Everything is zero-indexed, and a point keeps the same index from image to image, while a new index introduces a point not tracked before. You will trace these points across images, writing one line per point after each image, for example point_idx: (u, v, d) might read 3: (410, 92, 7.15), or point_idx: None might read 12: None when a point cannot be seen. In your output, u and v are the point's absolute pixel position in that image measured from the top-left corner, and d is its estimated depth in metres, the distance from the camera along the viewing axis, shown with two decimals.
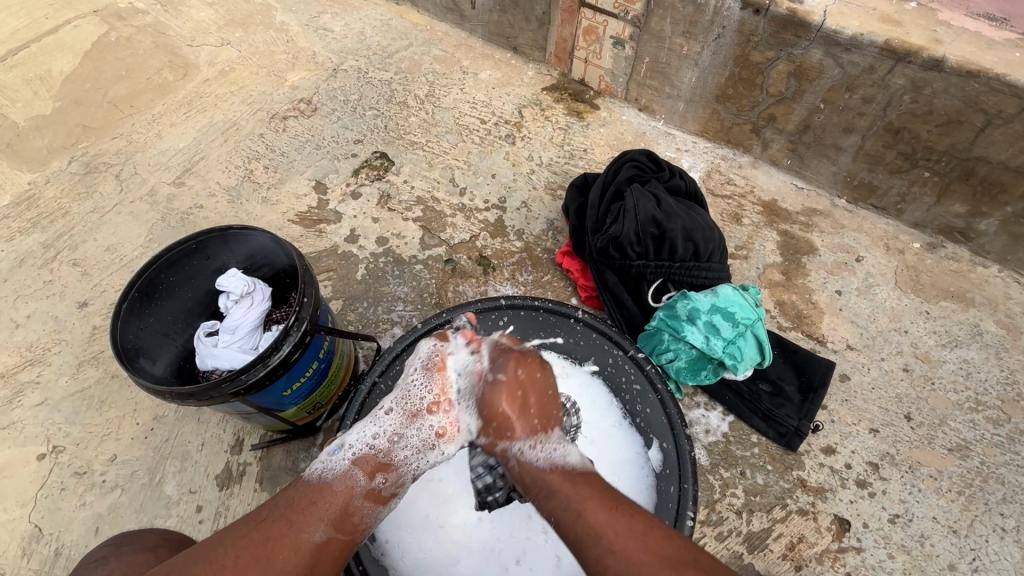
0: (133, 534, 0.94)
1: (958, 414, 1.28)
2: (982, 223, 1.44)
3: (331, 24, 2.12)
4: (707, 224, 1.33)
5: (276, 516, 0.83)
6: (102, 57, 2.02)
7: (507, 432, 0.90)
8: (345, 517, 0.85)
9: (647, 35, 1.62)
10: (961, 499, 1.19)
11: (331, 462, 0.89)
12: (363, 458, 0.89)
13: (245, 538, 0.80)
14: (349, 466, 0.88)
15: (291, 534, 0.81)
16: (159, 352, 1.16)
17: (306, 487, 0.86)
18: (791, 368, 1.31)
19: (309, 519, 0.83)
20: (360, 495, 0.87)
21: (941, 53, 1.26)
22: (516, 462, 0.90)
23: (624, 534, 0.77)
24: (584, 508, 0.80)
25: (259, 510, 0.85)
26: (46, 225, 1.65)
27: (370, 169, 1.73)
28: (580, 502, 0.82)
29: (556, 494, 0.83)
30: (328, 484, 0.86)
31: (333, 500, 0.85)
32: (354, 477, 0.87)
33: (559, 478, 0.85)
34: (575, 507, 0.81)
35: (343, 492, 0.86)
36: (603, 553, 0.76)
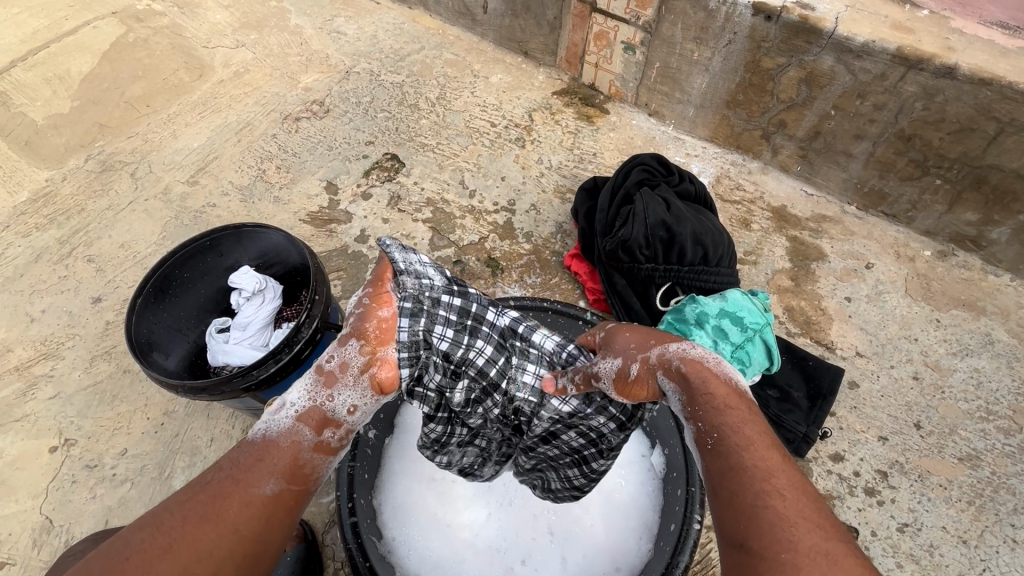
0: (107, 532, 1.03)
1: (969, 423, 1.27)
2: (994, 232, 1.44)
3: (345, 27, 2.15)
4: (717, 228, 1.33)
5: (221, 477, 0.68)
6: (120, 57, 2.06)
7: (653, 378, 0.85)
8: (298, 469, 0.71)
9: (658, 40, 1.63)
10: (971, 509, 1.18)
11: (276, 415, 0.74)
12: (308, 411, 0.75)
13: (184, 502, 0.65)
14: (294, 421, 0.74)
15: (241, 489, 0.67)
16: (171, 347, 1.17)
17: (249, 446, 0.72)
18: (800, 375, 1.30)
19: (258, 475, 0.68)
20: (309, 448, 0.73)
21: (953, 60, 1.26)
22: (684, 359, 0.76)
23: (793, 485, 0.63)
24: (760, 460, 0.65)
25: (200, 476, 0.69)
26: (62, 221, 1.67)
27: (381, 170, 1.74)
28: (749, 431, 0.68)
29: (726, 411, 0.70)
30: (273, 441, 0.72)
31: (280, 454, 0.71)
32: (299, 432, 0.73)
33: (730, 393, 0.73)
34: (741, 439, 0.67)
35: (291, 447, 0.72)
36: (768, 485, 0.62)
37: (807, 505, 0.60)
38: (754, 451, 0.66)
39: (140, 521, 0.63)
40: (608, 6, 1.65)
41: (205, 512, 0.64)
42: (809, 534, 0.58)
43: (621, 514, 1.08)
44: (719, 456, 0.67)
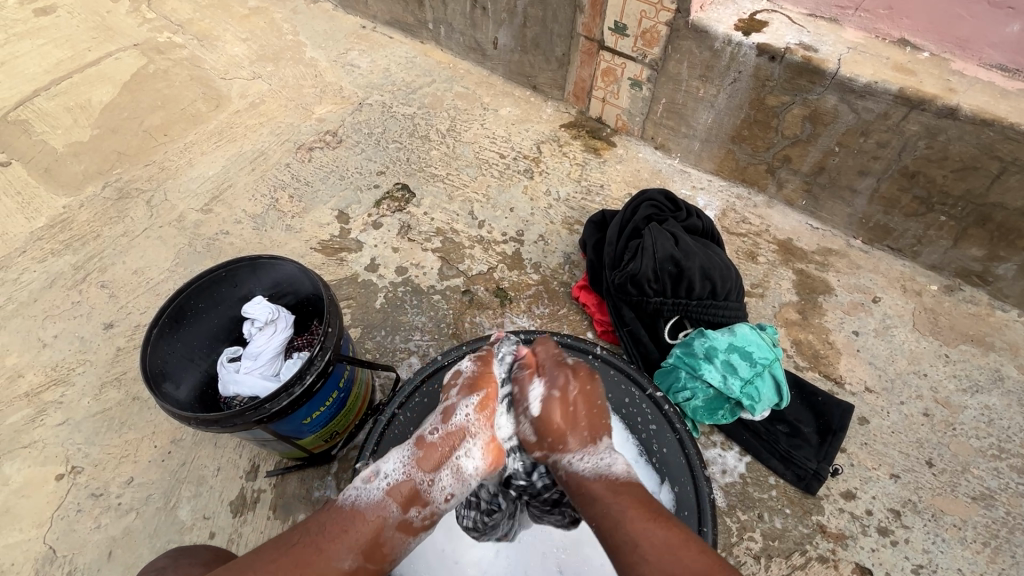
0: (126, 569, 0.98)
1: (981, 462, 1.26)
2: (1000, 268, 1.45)
3: (358, 60, 2.21)
4: (725, 263, 1.34)
5: (308, 540, 0.81)
6: (140, 88, 2.12)
7: (560, 444, 0.94)
8: (374, 547, 0.84)
9: (664, 77, 1.67)
10: (987, 551, 1.16)
11: (367, 486, 0.88)
12: (398, 487, 0.87)
13: (275, 562, 0.78)
14: (383, 494, 0.86)
15: (325, 558, 0.80)
16: (183, 377, 1.18)
17: (336, 513, 0.85)
18: (809, 410, 1.30)
19: (339, 548, 0.81)
20: (392, 525, 0.86)
21: (955, 101, 1.29)
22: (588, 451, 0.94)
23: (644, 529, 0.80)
24: (625, 515, 0.82)
25: (290, 533, 0.83)
26: (78, 247, 1.70)
27: (392, 200, 1.77)
28: (585, 486, 0.89)
29: (593, 494, 0.87)
30: (361, 512, 0.85)
31: (364, 527, 0.84)
32: (386, 507, 0.86)
33: (603, 487, 0.87)
34: (604, 495, 0.86)
35: (375, 522, 0.85)
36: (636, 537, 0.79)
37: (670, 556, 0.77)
38: (590, 502, 0.87)
39: (241, 569, 0.78)
40: (616, 44, 1.70)
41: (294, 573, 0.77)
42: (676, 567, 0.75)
43: None
44: (575, 495, 0.90)
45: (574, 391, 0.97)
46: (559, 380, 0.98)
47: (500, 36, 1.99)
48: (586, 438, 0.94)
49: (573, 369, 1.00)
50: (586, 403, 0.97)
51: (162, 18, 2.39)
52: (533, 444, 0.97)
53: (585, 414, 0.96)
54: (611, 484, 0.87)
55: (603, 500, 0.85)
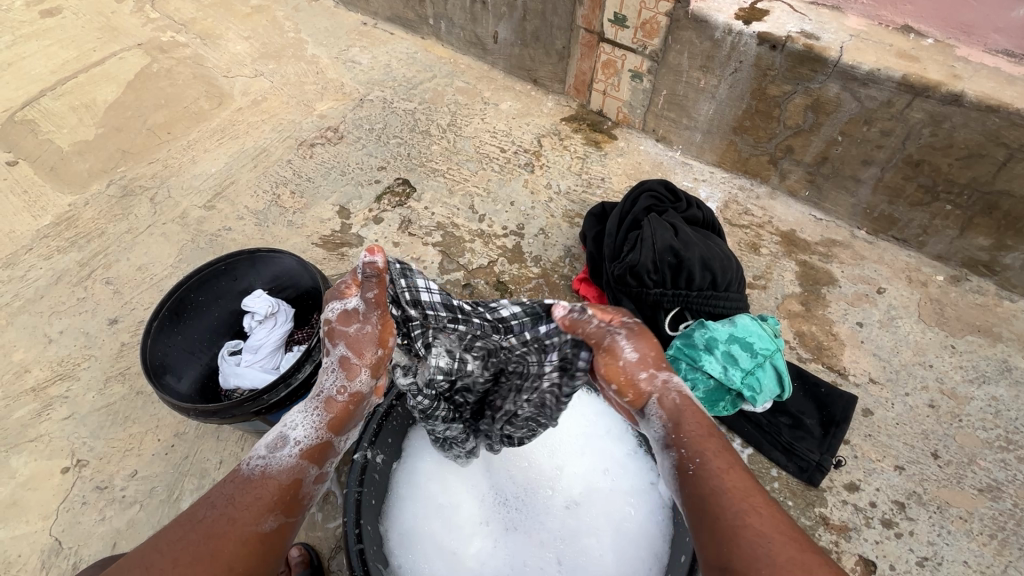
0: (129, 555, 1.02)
1: (988, 453, 1.24)
2: (1007, 257, 1.42)
3: (359, 57, 2.22)
4: (725, 253, 1.33)
5: (215, 515, 0.74)
6: (144, 87, 2.14)
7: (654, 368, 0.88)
8: (295, 501, 0.79)
9: (665, 68, 1.66)
10: (993, 544, 1.14)
11: (275, 453, 0.80)
12: (310, 448, 0.82)
13: (183, 542, 0.71)
14: (296, 460, 0.80)
15: (238, 527, 0.73)
16: (184, 370, 1.19)
17: (243, 483, 0.77)
18: (813, 402, 1.29)
19: (253, 514, 0.74)
20: (312, 480, 0.82)
21: (959, 88, 1.27)
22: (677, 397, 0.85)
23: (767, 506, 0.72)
24: (739, 488, 0.73)
25: (194, 508, 0.75)
26: (83, 244, 1.72)
27: (393, 195, 1.77)
28: (681, 420, 0.82)
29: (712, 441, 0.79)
30: (272, 477, 0.78)
31: (279, 490, 0.77)
32: (303, 469, 0.80)
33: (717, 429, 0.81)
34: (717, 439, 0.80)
35: (292, 483, 0.79)
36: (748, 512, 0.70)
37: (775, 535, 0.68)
38: (699, 449, 0.78)
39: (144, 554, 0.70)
40: (616, 36, 1.69)
41: (205, 552, 0.70)
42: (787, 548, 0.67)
43: (632, 543, 1.05)
44: (678, 422, 0.82)
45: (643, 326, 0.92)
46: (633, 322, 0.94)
47: (500, 30, 1.99)
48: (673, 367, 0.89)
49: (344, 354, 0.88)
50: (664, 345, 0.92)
51: (165, 18, 2.40)
52: (635, 367, 0.87)
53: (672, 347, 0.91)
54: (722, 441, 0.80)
55: (714, 449, 0.78)
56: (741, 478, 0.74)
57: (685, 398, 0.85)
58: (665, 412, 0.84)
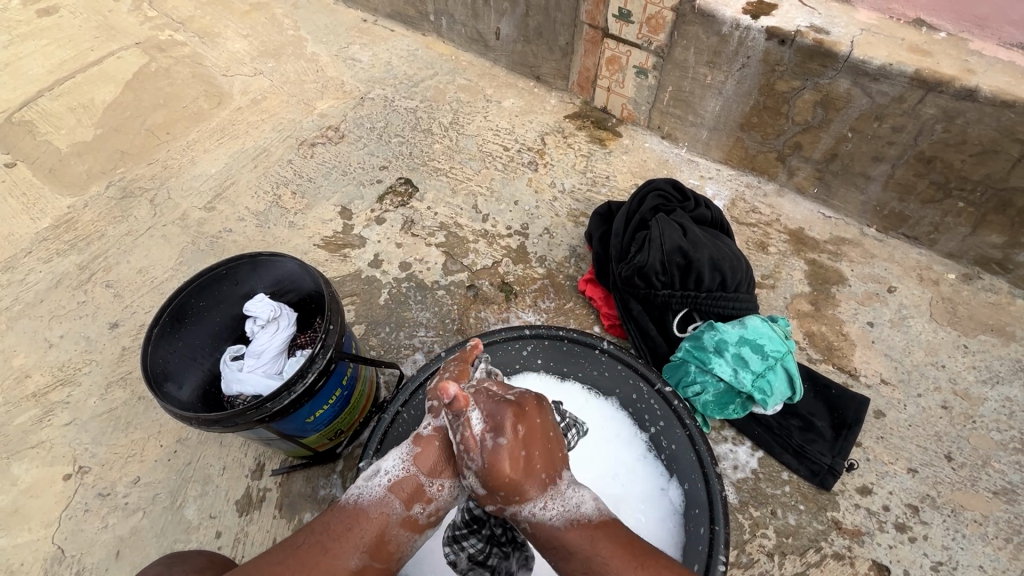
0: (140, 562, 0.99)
1: (1002, 455, 1.22)
2: (1020, 255, 1.40)
3: (360, 54, 2.19)
4: (735, 253, 1.31)
5: (312, 540, 0.78)
6: (142, 86, 2.11)
7: (517, 494, 0.79)
8: (382, 545, 0.79)
9: (670, 64, 1.63)
10: (1009, 547, 1.12)
11: (369, 482, 0.82)
12: (402, 481, 0.81)
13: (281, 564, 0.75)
14: (384, 492, 0.81)
15: (329, 559, 0.75)
16: (186, 376, 1.17)
17: (337, 511, 0.80)
18: (823, 403, 1.27)
19: (344, 548, 0.77)
20: (397, 522, 0.80)
21: (973, 82, 1.25)
22: (527, 522, 0.80)
23: None
24: (612, 567, 0.75)
25: (295, 532, 0.79)
26: (82, 247, 1.70)
27: (395, 195, 1.75)
28: (560, 539, 0.78)
29: (573, 556, 0.77)
30: (364, 509, 0.80)
31: (369, 527, 0.79)
32: (390, 504, 0.80)
33: (575, 534, 0.78)
34: (582, 545, 0.77)
35: (380, 519, 0.80)
36: None
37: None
38: (566, 557, 0.77)
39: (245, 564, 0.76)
40: (620, 32, 1.66)
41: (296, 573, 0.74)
42: None
43: None
44: (545, 548, 0.79)
45: (520, 431, 0.78)
46: (505, 419, 0.78)
47: (502, 26, 1.96)
48: (544, 482, 0.80)
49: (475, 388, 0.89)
50: (529, 444, 0.79)
51: (163, 16, 2.37)
52: (484, 497, 0.81)
53: (534, 452, 0.80)
54: (592, 534, 0.78)
55: (580, 556, 0.76)
56: (614, 558, 0.76)
57: (535, 525, 0.80)
58: (538, 531, 0.80)
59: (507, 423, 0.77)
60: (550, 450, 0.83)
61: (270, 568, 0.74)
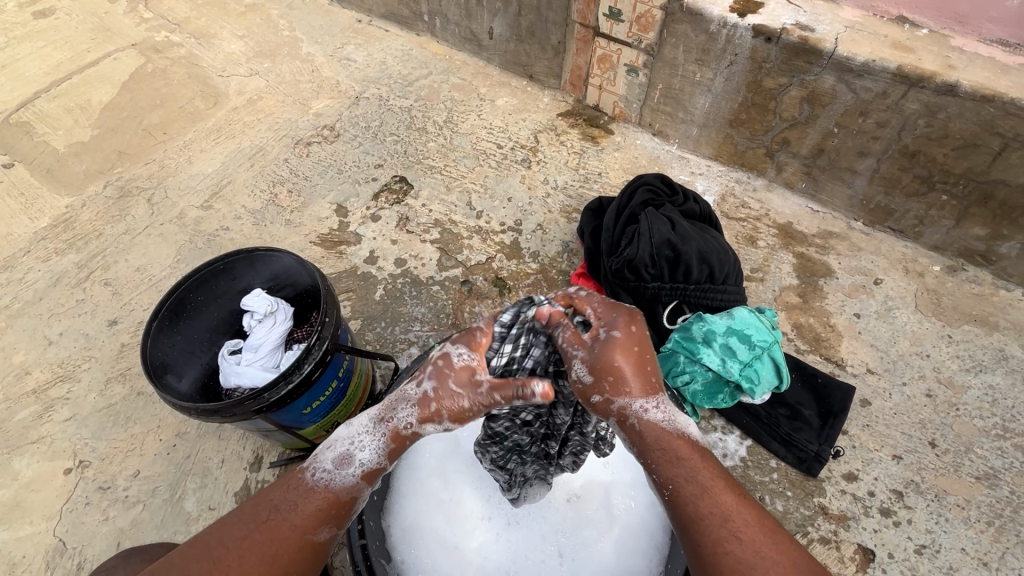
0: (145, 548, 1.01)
1: (985, 441, 1.25)
2: (1003, 246, 1.43)
3: (355, 54, 2.21)
4: (723, 246, 1.34)
5: (279, 519, 0.76)
6: (139, 87, 2.13)
7: (623, 386, 0.81)
8: (350, 516, 0.81)
9: (660, 62, 1.66)
10: (990, 530, 1.15)
11: (339, 469, 0.80)
12: (372, 472, 0.81)
13: (248, 547, 0.74)
14: (357, 480, 0.80)
15: (300, 536, 0.76)
16: (184, 370, 1.19)
17: (305, 492, 0.78)
18: (810, 393, 1.30)
19: (313, 525, 0.77)
20: (362, 500, 0.82)
21: (954, 78, 1.27)
22: (635, 421, 0.80)
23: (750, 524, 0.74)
24: (710, 484, 0.77)
25: (257, 508, 0.77)
26: (80, 246, 1.71)
27: (390, 193, 1.77)
28: (661, 443, 0.79)
29: (680, 462, 0.79)
30: (332, 492, 0.79)
31: (338, 508, 0.79)
32: (360, 489, 0.80)
33: (685, 446, 0.80)
34: (690, 457, 0.79)
35: (349, 500, 0.80)
36: (726, 536, 0.73)
37: (759, 544, 0.73)
38: (672, 461, 0.79)
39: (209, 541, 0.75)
40: (611, 30, 1.68)
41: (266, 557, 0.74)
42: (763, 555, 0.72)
43: (633, 535, 1.06)
44: (649, 449, 0.79)
45: (619, 334, 0.83)
46: (617, 321, 0.85)
47: (495, 26, 1.98)
48: (653, 387, 0.83)
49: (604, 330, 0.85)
50: (642, 348, 0.85)
51: (159, 17, 2.39)
52: (590, 390, 0.82)
53: (642, 359, 0.83)
54: (691, 448, 0.81)
55: (687, 463, 0.79)
56: (712, 481, 0.78)
57: (643, 424, 0.80)
58: (630, 437, 0.80)
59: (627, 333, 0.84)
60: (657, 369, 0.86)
61: (237, 548, 0.74)
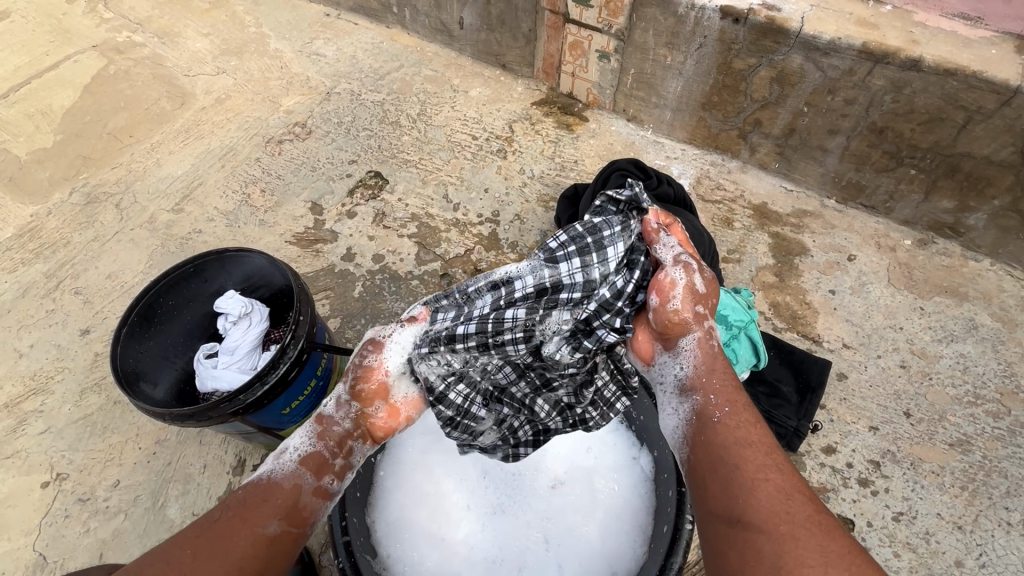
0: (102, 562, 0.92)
1: (957, 409, 1.28)
2: (971, 218, 1.45)
3: (324, 49, 2.18)
4: (697, 228, 1.35)
5: (223, 516, 0.75)
6: (102, 90, 2.07)
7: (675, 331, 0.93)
8: (295, 511, 0.79)
9: (631, 47, 1.66)
10: (965, 495, 1.18)
11: (279, 460, 0.83)
12: (309, 455, 0.84)
13: (198, 539, 0.72)
14: (296, 466, 0.83)
15: (245, 527, 0.74)
16: (159, 376, 1.17)
17: (251, 488, 0.80)
18: (788, 369, 1.32)
19: (260, 515, 0.76)
20: (309, 491, 0.82)
21: (917, 53, 1.29)
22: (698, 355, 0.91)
23: (785, 473, 0.75)
24: (754, 429, 0.82)
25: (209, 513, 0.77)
26: (48, 255, 1.67)
27: (365, 188, 1.75)
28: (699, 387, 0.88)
29: (738, 409, 0.84)
30: (277, 483, 0.81)
31: (282, 496, 0.79)
32: (301, 475, 0.82)
33: (743, 399, 0.86)
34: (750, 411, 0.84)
35: (292, 489, 0.81)
36: (762, 478, 0.74)
37: (794, 486, 0.73)
38: (729, 410, 0.84)
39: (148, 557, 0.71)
40: (581, 16, 1.68)
41: (214, 552, 0.71)
42: (796, 508, 0.70)
43: (617, 517, 1.08)
44: (703, 377, 0.88)
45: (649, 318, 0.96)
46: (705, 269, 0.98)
47: (465, 16, 1.96)
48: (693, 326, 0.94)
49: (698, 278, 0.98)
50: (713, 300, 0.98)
51: (120, 17, 2.33)
52: (676, 308, 0.92)
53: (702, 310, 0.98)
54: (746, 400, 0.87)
55: (741, 411, 0.84)
56: (762, 431, 0.82)
57: (717, 350, 0.92)
58: (699, 356, 0.91)
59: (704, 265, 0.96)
60: None
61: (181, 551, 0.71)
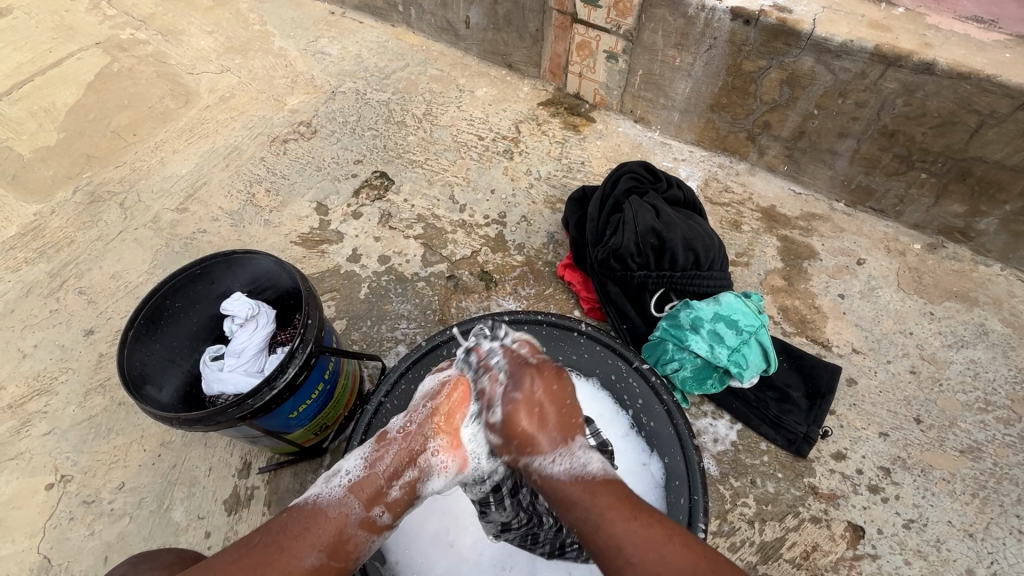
0: (150, 552, 0.90)
1: (968, 415, 1.27)
2: (982, 222, 1.44)
3: (328, 47, 2.16)
4: (707, 232, 1.34)
5: (267, 540, 0.75)
6: (105, 88, 2.06)
7: (531, 447, 0.82)
8: (339, 545, 0.77)
9: (640, 48, 1.64)
10: (975, 502, 1.17)
11: (330, 484, 0.82)
12: (363, 482, 0.80)
13: (235, 564, 0.72)
14: (343, 493, 0.80)
15: (283, 559, 0.73)
16: (165, 379, 1.16)
17: (295, 512, 0.78)
18: (798, 374, 1.31)
19: (301, 545, 0.75)
20: (355, 522, 0.79)
21: (931, 56, 1.28)
22: (538, 475, 0.81)
23: (650, 545, 0.71)
24: (605, 518, 0.74)
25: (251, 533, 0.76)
26: (52, 254, 1.66)
27: (371, 188, 1.74)
28: (564, 494, 0.77)
29: (574, 505, 0.76)
30: (322, 509, 0.78)
31: (326, 526, 0.77)
32: (348, 504, 0.79)
33: (579, 489, 0.77)
34: (581, 496, 0.76)
35: (338, 518, 0.78)
36: (624, 566, 0.71)
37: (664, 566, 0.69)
38: (567, 508, 0.77)
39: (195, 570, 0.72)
40: (589, 16, 1.66)
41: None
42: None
43: None
44: (553, 500, 0.79)
45: (539, 390, 0.84)
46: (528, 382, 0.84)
47: (471, 15, 1.95)
48: (558, 439, 0.82)
49: (539, 367, 0.86)
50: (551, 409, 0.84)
51: (123, 14, 2.31)
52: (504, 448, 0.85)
53: (567, 416, 0.84)
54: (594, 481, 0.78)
55: (583, 502, 0.76)
56: (607, 505, 0.75)
57: (565, 480, 0.79)
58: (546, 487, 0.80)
59: (527, 382, 0.83)
60: (567, 416, 0.84)
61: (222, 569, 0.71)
